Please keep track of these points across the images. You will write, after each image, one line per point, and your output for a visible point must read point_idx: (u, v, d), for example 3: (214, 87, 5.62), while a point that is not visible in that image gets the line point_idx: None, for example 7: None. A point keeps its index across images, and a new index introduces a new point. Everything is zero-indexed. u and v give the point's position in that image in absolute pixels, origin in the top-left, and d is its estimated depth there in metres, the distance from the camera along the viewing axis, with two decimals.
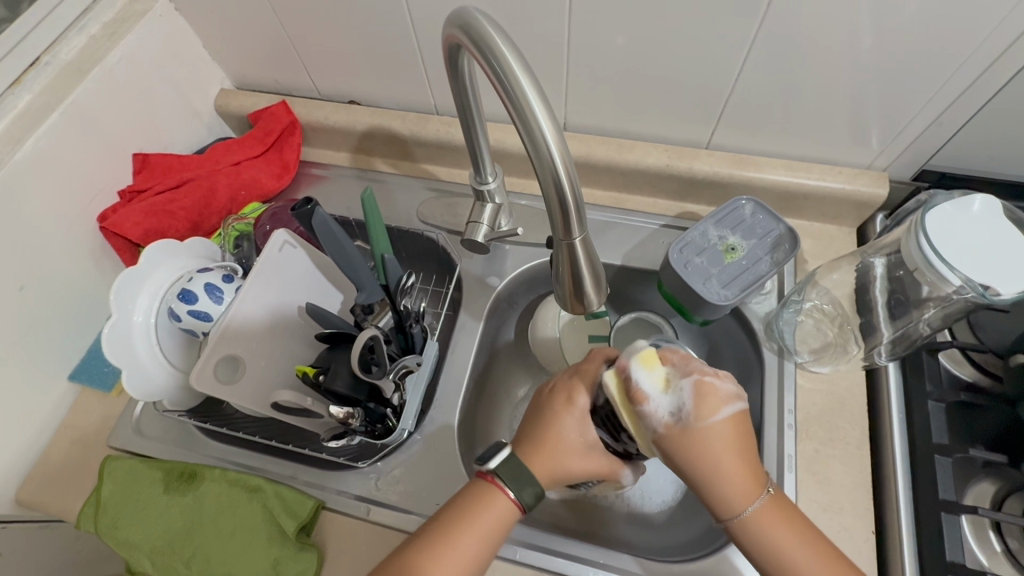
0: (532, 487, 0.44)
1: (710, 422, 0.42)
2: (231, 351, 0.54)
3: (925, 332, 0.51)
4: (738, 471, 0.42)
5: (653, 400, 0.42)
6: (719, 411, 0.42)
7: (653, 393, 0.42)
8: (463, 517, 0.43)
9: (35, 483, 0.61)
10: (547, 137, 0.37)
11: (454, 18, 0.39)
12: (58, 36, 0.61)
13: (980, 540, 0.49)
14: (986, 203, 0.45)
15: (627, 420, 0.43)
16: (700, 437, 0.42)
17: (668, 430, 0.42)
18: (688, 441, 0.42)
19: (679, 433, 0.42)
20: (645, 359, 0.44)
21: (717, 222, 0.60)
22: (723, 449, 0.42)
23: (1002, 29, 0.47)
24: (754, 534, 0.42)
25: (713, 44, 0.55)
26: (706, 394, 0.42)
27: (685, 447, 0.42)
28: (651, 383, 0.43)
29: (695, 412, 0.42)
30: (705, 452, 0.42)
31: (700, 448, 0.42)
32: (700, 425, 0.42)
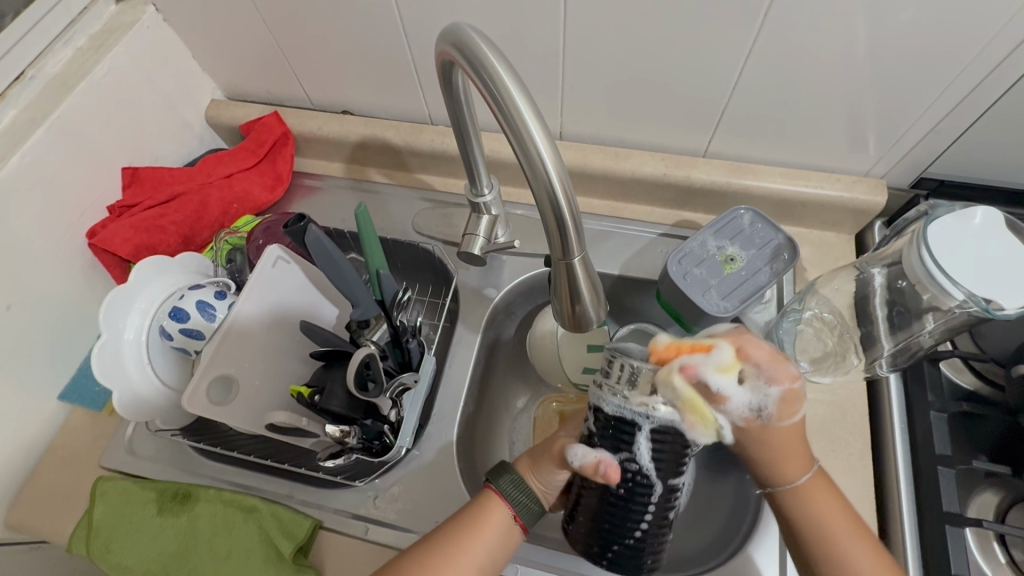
0: (509, 473, 0.49)
1: (789, 416, 0.44)
2: (224, 371, 0.53)
3: (928, 342, 0.51)
4: (802, 453, 0.46)
5: (734, 402, 0.42)
6: (796, 406, 0.45)
7: (731, 391, 0.42)
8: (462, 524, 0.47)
9: (23, 507, 0.60)
10: (544, 156, 0.36)
11: (447, 35, 0.38)
12: (43, 50, 0.60)
13: (984, 552, 0.48)
14: (987, 215, 0.44)
15: (710, 423, 0.41)
16: (782, 429, 0.45)
17: (746, 424, 0.44)
18: (760, 431, 0.45)
19: (757, 426, 0.44)
20: (728, 358, 0.43)
21: (715, 233, 0.59)
22: (795, 436, 0.46)
23: (1001, 37, 0.46)
24: (802, 502, 0.46)
25: (708, 53, 0.55)
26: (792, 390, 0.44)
27: (759, 434, 0.45)
28: (734, 385, 0.42)
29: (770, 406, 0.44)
30: (781, 441, 0.45)
31: (777, 434, 0.45)
32: (780, 420, 0.44)
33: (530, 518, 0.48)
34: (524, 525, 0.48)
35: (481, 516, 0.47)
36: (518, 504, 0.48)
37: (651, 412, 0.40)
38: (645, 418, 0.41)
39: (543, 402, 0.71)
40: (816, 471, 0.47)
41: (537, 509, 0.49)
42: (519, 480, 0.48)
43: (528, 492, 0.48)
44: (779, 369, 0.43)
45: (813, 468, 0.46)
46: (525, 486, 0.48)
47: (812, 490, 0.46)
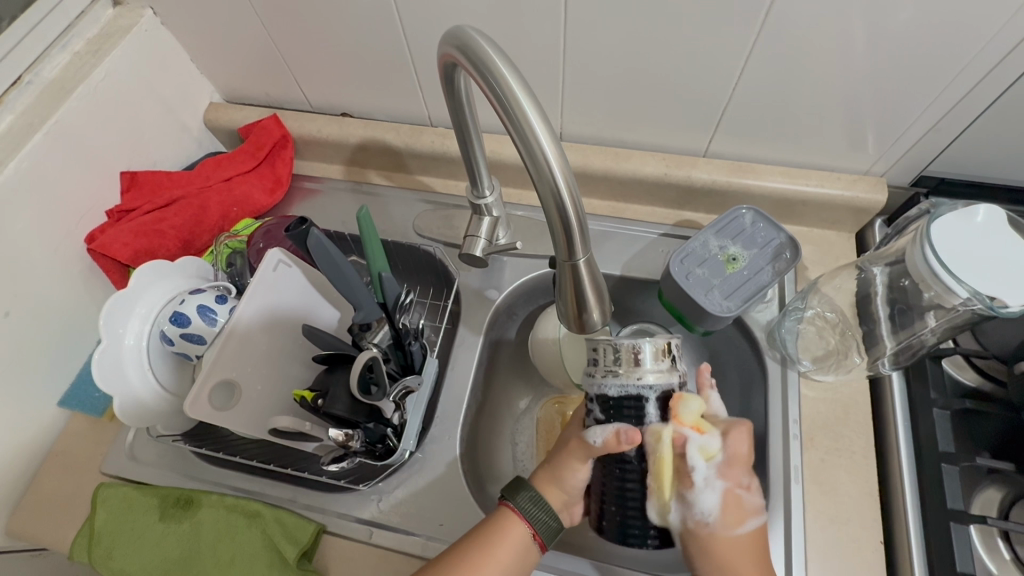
0: (527, 490, 0.49)
1: (738, 525, 0.48)
2: (227, 376, 0.53)
3: (932, 340, 0.51)
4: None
5: (696, 492, 0.48)
6: (745, 514, 0.48)
7: (699, 484, 0.48)
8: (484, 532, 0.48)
9: (24, 514, 0.59)
10: (549, 158, 0.36)
11: (450, 37, 0.38)
12: (40, 54, 0.60)
13: (989, 549, 0.48)
14: (989, 213, 0.44)
15: (661, 491, 0.48)
16: (728, 540, 0.47)
17: (696, 526, 0.48)
18: (707, 541, 0.48)
19: (704, 532, 0.48)
20: (710, 443, 0.48)
21: (717, 233, 0.59)
22: (745, 550, 0.47)
23: (1002, 36, 0.47)
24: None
25: (709, 53, 0.55)
26: (737, 493, 0.48)
27: (703, 548, 0.48)
28: (699, 475, 0.48)
29: (722, 518, 0.48)
30: (729, 559, 0.47)
31: (721, 557, 0.47)
32: (729, 528, 0.48)
33: (547, 535, 0.49)
34: (542, 543, 0.48)
35: (493, 539, 0.47)
36: (536, 522, 0.48)
37: (641, 381, 0.47)
38: (641, 385, 0.47)
39: (546, 402, 0.70)
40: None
41: (555, 526, 0.49)
42: (538, 496, 0.49)
43: (547, 508, 0.49)
44: (734, 470, 0.48)
45: None
46: (543, 503, 0.49)
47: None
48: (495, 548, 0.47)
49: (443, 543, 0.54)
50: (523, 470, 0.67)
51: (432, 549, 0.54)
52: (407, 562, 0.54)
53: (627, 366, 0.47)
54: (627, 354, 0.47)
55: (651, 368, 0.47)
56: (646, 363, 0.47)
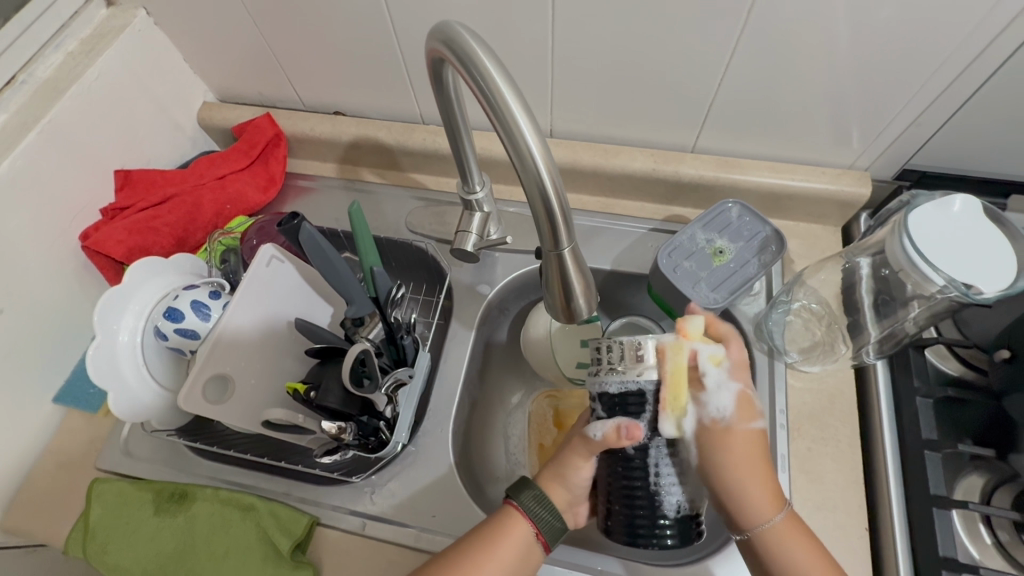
0: (529, 489, 0.49)
1: (747, 422, 0.49)
2: (221, 370, 0.54)
3: (913, 329, 0.52)
4: (762, 481, 0.48)
5: (708, 395, 0.48)
6: (753, 413, 0.50)
7: (712, 386, 0.48)
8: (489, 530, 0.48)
9: (20, 510, 0.60)
10: (533, 150, 0.37)
11: (437, 33, 0.39)
12: (34, 55, 0.61)
13: (971, 534, 0.49)
14: (965, 203, 0.46)
15: (677, 400, 0.46)
16: (741, 435, 0.49)
17: (710, 425, 0.48)
18: (723, 439, 0.48)
19: (718, 431, 0.48)
20: (716, 352, 0.49)
21: (704, 226, 0.60)
22: (752, 446, 0.49)
23: (979, 31, 0.48)
24: (768, 542, 0.46)
25: (694, 50, 0.55)
26: (745, 394, 0.50)
27: (715, 450, 0.48)
28: (712, 381, 0.48)
29: (735, 417, 0.49)
30: (738, 454, 0.48)
31: (732, 454, 0.48)
32: (739, 424, 0.49)
33: (551, 536, 0.49)
34: (546, 543, 0.48)
35: (494, 538, 0.47)
36: (540, 522, 0.48)
37: (643, 377, 0.46)
38: (642, 381, 0.46)
39: (537, 397, 0.72)
40: (787, 514, 0.47)
41: (558, 526, 0.49)
42: (541, 495, 0.49)
43: (549, 507, 0.49)
44: (741, 373, 0.50)
45: (788, 509, 0.48)
46: (545, 501, 0.49)
47: (778, 535, 0.46)
48: (496, 547, 0.46)
49: (436, 534, 0.55)
50: (517, 465, 0.68)
51: (425, 540, 0.54)
52: (400, 554, 0.55)
53: (632, 362, 0.46)
54: (631, 351, 0.47)
55: (652, 365, 0.46)
56: (648, 359, 0.46)
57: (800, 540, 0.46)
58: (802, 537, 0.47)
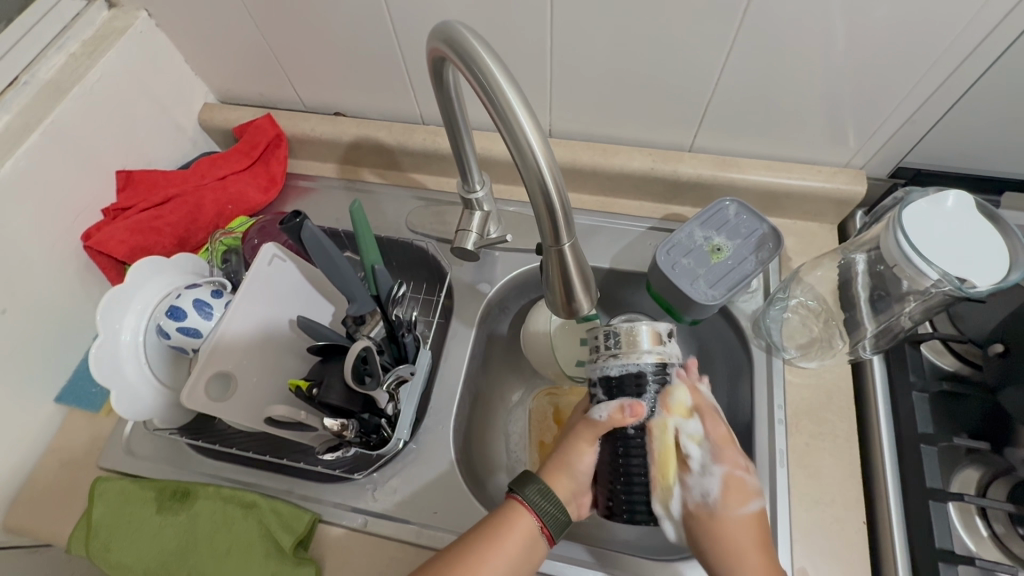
0: (534, 483, 0.49)
1: (740, 506, 0.49)
2: (223, 367, 0.54)
3: (909, 325, 0.53)
4: (758, 563, 0.47)
5: (694, 475, 0.50)
6: (747, 495, 0.50)
7: (695, 467, 0.50)
8: (491, 524, 0.48)
9: (22, 509, 0.60)
10: (534, 148, 0.38)
11: (438, 32, 0.39)
12: (36, 55, 0.61)
13: (967, 526, 0.50)
14: (960, 199, 0.46)
15: (664, 475, 0.50)
16: (732, 521, 0.48)
17: (698, 508, 0.49)
18: (712, 523, 0.49)
19: (708, 517, 0.49)
20: (697, 429, 0.51)
21: (702, 224, 0.61)
22: (748, 533, 0.48)
23: (971, 30, 0.48)
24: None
25: (692, 49, 0.56)
26: (738, 474, 0.50)
27: (705, 535, 0.49)
28: (697, 463, 0.50)
29: (721, 500, 0.49)
30: (730, 538, 0.48)
31: (723, 541, 0.48)
32: (731, 508, 0.49)
33: (556, 530, 0.49)
34: (551, 536, 0.48)
35: (499, 534, 0.47)
36: (545, 516, 0.48)
37: (642, 361, 0.49)
38: (641, 364, 0.49)
39: (537, 394, 0.73)
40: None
41: (563, 518, 0.49)
42: (544, 488, 0.49)
43: (554, 500, 0.49)
44: (726, 452, 0.50)
45: None
46: (550, 495, 0.49)
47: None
48: (500, 544, 0.46)
49: (438, 530, 0.55)
50: (517, 461, 0.68)
51: (426, 536, 0.55)
52: (402, 549, 0.55)
53: (630, 346, 0.50)
54: (629, 336, 0.50)
55: (649, 349, 0.50)
56: (644, 344, 0.50)
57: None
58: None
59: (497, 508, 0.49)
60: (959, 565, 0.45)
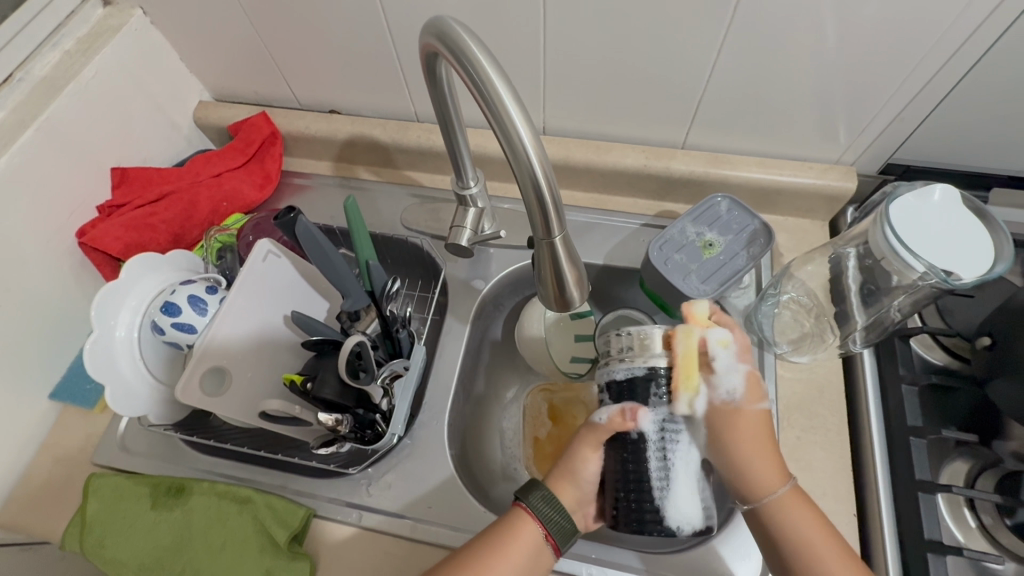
0: (539, 489, 0.49)
1: (755, 402, 0.51)
2: (218, 362, 0.55)
3: (897, 317, 0.53)
4: (768, 456, 0.50)
5: (719, 377, 0.49)
6: (759, 395, 0.51)
7: (723, 370, 0.49)
8: (498, 532, 0.47)
9: (17, 505, 0.60)
10: (525, 142, 0.38)
11: (430, 27, 0.40)
12: (32, 52, 0.61)
13: (955, 517, 0.50)
14: (945, 193, 0.47)
15: (690, 373, 0.47)
16: (750, 414, 0.50)
17: (722, 403, 0.50)
18: (732, 417, 0.50)
19: (729, 408, 0.50)
20: (724, 336, 0.49)
21: (694, 220, 0.61)
22: (761, 426, 0.51)
23: (957, 27, 0.49)
24: (777, 512, 0.48)
25: (684, 47, 0.57)
26: (754, 374, 0.51)
27: (720, 428, 0.50)
28: (723, 364, 0.49)
29: (744, 397, 0.50)
30: (744, 429, 0.50)
31: (739, 432, 0.50)
32: (749, 403, 0.50)
33: (561, 538, 0.48)
34: (556, 546, 0.48)
35: (503, 542, 0.46)
36: (549, 524, 0.47)
37: (651, 363, 0.46)
38: (651, 367, 0.46)
39: (531, 390, 0.72)
40: (792, 488, 0.49)
41: (569, 528, 0.48)
42: (550, 496, 0.48)
43: (559, 509, 0.48)
44: (745, 355, 0.51)
45: (795, 484, 0.49)
46: (554, 502, 0.48)
47: (785, 502, 0.48)
48: (504, 550, 0.46)
49: (433, 524, 0.55)
50: (512, 457, 0.69)
51: (421, 530, 0.55)
52: (397, 544, 0.55)
53: (641, 349, 0.47)
54: (638, 339, 0.47)
55: (660, 353, 0.47)
56: (654, 348, 0.47)
57: (804, 513, 0.48)
58: (808, 508, 0.48)
59: (504, 515, 0.49)
60: (948, 555, 0.46)
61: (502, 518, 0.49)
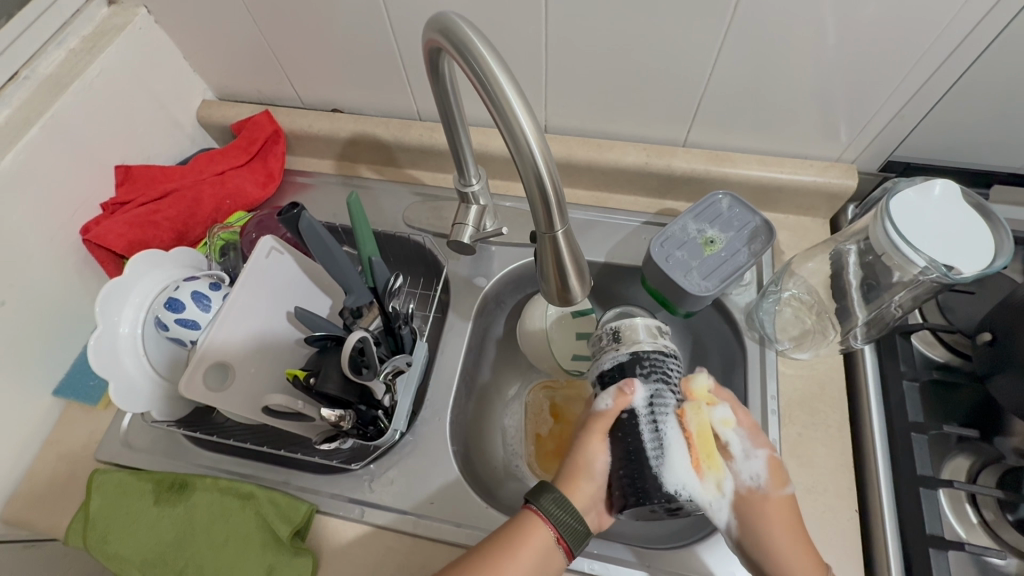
0: (549, 491, 0.47)
1: (779, 486, 0.49)
2: (221, 358, 0.55)
3: (897, 312, 0.54)
4: (800, 547, 0.47)
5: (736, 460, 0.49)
6: (782, 479, 0.49)
7: (739, 455, 0.49)
8: (509, 535, 0.46)
9: (21, 502, 0.60)
10: (529, 137, 0.38)
11: (434, 23, 0.40)
12: (37, 50, 0.62)
13: (957, 513, 0.51)
14: (945, 187, 0.48)
15: (706, 453, 0.48)
16: (774, 501, 0.48)
17: (746, 491, 0.48)
18: (757, 507, 0.48)
19: (753, 498, 0.48)
20: (727, 414, 0.50)
21: (695, 217, 0.61)
22: (783, 514, 0.48)
23: (956, 25, 0.49)
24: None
25: (686, 44, 0.57)
26: (770, 456, 0.50)
27: (748, 525, 0.48)
28: (737, 449, 0.50)
29: (767, 483, 0.49)
30: (773, 521, 0.47)
31: (770, 530, 0.47)
32: (773, 488, 0.48)
33: (574, 541, 0.46)
34: (568, 548, 0.46)
35: (514, 545, 0.45)
36: (561, 526, 0.46)
37: (638, 346, 0.51)
38: (638, 349, 0.51)
39: (534, 387, 0.73)
40: None
41: (582, 529, 0.47)
42: (561, 496, 0.47)
43: (571, 510, 0.46)
44: (757, 437, 0.50)
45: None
46: (565, 503, 0.46)
47: None
48: (514, 555, 0.45)
49: (435, 520, 0.56)
50: (513, 454, 0.69)
51: (423, 526, 0.55)
52: (400, 540, 0.56)
53: (627, 336, 0.52)
54: (624, 332, 0.52)
55: (645, 338, 0.51)
56: (639, 335, 0.52)
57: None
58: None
59: (511, 519, 0.47)
60: (949, 550, 0.46)
61: (511, 521, 0.47)
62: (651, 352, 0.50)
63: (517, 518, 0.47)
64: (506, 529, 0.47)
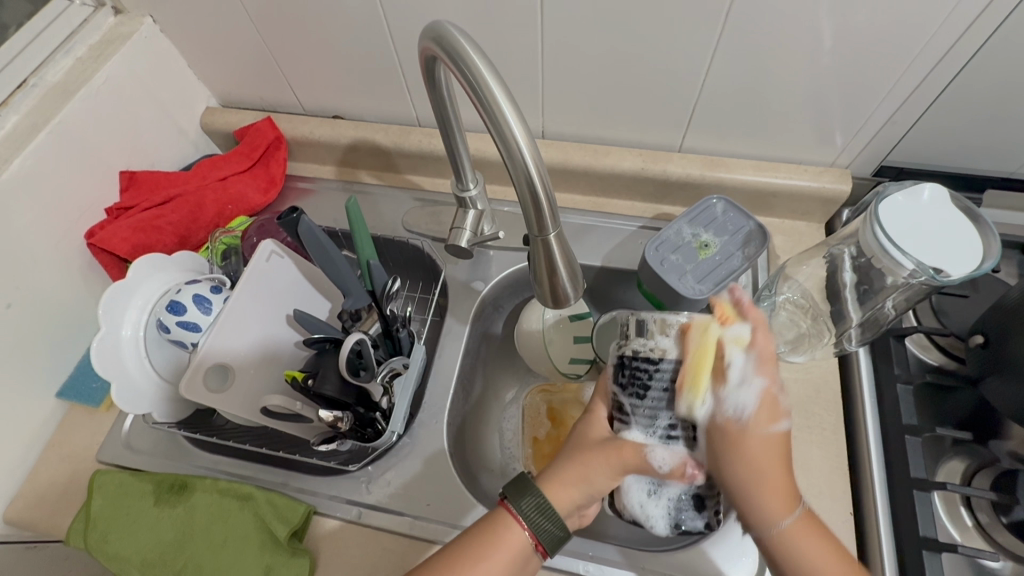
0: (531, 495, 0.44)
1: (769, 424, 0.44)
2: (221, 361, 0.56)
3: (891, 314, 0.54)
4: (778, 484, 0.43)
5: (729, 390, 0.43)
6: (777, 413, 0.44)
7: (730, 384, 0.43)
8: (482, 531, 0.44)
9: (24, 502, 0.61)
10: (520, 142, 0.39)
11: (429, 31, 0.41)
12: (46, 60, 0.64)
13: (951, 516, 0.51)
14: (935, 192, 0.49)
15: (702, 363, 0.43)
16: (761, 437, 0.43)
17: (727, 421, 0.43)
18: (738, 435, 0.43)
19: (730, 428, 0.43)
20: (742, 333, 0.44)
21: (690, 221, 0.62)
22: (768, 450, 0.43)
23: (943, 33, 0.50)
24: (781, 548, 0.42)
25: (677, 53, 0.58)
26: (772, 390, 0.44)
27: (724, 449, 0.43)
28: (735, 375, 0.43)
29: (754, 416, 0.43)
30: (755, 453, 0.43)
31: (750, 454, 0.43)
32: (760, 425, 0.43)
33: (551, 544, 0.45)
34: (545, 552, 0.45)
35: (486, 541, 0.44)
36: (540, 531, 0.44)
37: (635, 352, 0.46)
38: (630, 356, 0.46)
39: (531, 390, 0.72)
40: (803, 517, 0.43)
41: (561, 535, 0.45)
42: (543, 503, 0.44)
43: (551, 516, 0.44)
44: (765, 368, 0.44)
45: (805, 510, 0.43)
46: (549, 511, 0.44)
47: (790, 536, 0.42)
48: (486, 554, 0.43)
49: (432, 522, 0.56)
50: (511, 457, 0.69)
51: (420, 527, 0.56)
52: (396, 541, 0.56)
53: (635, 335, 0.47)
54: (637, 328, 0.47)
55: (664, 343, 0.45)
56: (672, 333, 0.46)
57: (811, 543, 0.42)
58: (818, 534, 0.43)
59: (487, 514, 0.46)
60: (944, 553, 0.46)
61: (487, 517, 0.45)
62: (636, 359, 0.45)
63: (492, 515, 0.45)
64: (480, 525, 0.45)
